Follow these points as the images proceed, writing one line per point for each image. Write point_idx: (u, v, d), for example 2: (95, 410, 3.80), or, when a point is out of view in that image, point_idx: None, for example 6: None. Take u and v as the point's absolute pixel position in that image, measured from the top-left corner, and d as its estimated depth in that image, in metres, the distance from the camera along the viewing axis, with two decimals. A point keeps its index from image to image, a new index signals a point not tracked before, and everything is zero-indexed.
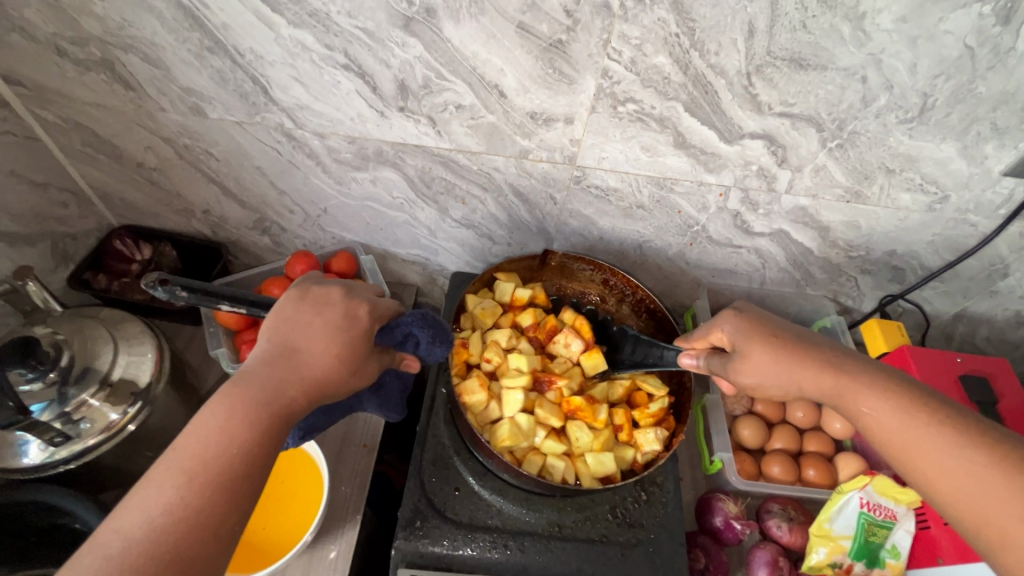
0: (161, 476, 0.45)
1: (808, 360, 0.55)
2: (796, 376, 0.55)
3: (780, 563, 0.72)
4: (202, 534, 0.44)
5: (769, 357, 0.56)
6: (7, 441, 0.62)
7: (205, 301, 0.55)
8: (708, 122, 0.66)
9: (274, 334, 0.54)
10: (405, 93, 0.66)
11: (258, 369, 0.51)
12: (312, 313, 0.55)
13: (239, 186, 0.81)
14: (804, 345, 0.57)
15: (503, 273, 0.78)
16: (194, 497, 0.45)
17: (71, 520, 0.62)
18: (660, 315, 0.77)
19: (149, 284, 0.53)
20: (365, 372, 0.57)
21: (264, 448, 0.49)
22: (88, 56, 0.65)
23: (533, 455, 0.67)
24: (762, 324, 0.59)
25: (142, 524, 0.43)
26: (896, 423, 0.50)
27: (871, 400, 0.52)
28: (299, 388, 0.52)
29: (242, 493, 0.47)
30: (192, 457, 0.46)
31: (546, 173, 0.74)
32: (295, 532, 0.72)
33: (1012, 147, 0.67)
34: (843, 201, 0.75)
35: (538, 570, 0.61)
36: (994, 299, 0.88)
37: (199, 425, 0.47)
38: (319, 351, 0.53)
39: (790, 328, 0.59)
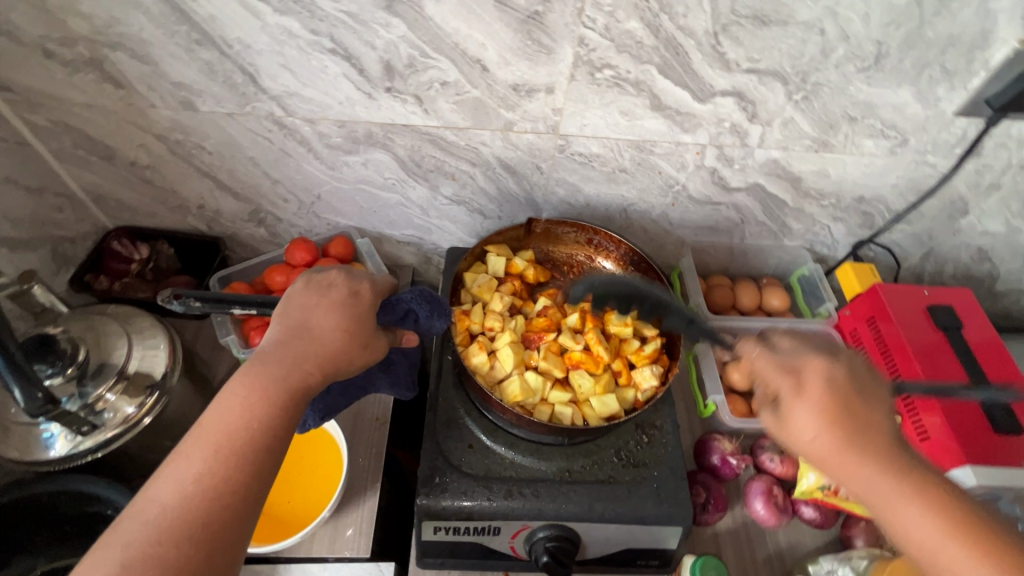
0: (190, 449, 0.47)
1: (870, 452, 0.50)
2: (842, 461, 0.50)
3: (774, 492, 0.77)
4: (231, 502, 0.46)
5: (820, 432, 0.51)
6: (33, 436, 0.65)
7: (218, 309, 0.58)
8: (681, 83, 0.70)
9: (285, 319, 0.56)
10: (391, 74, 0.68)
11: (273, 349, 0.53)
12: (318, 297, 0.58)
13: (233, 178, 0.83)
14: (869, 425, 0.51)
15: (493, 247, 0.83)
16: (222, 466, 0.46)
17: (103, 506, 0.65)
18: (644, 265, 0.82)
19: (164, 299, 0.55)
20: (377, 347, 0.59)
21: (284, 420, 0.51)
22: (77, 57, 0.66)
23: (542, 406, 0.72)
24: (827, 387, 0.53)
25: (174, 493, 0.45)
26: (932, 539, 0.47)
27: (912, 509, 0.48)
28: (315, 362, 0.53)
29: (266, 460, 0.48)
30: (217, 431, 0.48)
31: (531, 144, 0.78)
32: (318, 502, 0.76)
33: (962, 88, 0.72)
34: (812, 150, 0.80)
35: (554, 512, 0.65)
36: (957, 237, 0.94)
37: (222, 403, 0.49)
38: (329, 328, 0.55)
39: (861, 400, 0.53)
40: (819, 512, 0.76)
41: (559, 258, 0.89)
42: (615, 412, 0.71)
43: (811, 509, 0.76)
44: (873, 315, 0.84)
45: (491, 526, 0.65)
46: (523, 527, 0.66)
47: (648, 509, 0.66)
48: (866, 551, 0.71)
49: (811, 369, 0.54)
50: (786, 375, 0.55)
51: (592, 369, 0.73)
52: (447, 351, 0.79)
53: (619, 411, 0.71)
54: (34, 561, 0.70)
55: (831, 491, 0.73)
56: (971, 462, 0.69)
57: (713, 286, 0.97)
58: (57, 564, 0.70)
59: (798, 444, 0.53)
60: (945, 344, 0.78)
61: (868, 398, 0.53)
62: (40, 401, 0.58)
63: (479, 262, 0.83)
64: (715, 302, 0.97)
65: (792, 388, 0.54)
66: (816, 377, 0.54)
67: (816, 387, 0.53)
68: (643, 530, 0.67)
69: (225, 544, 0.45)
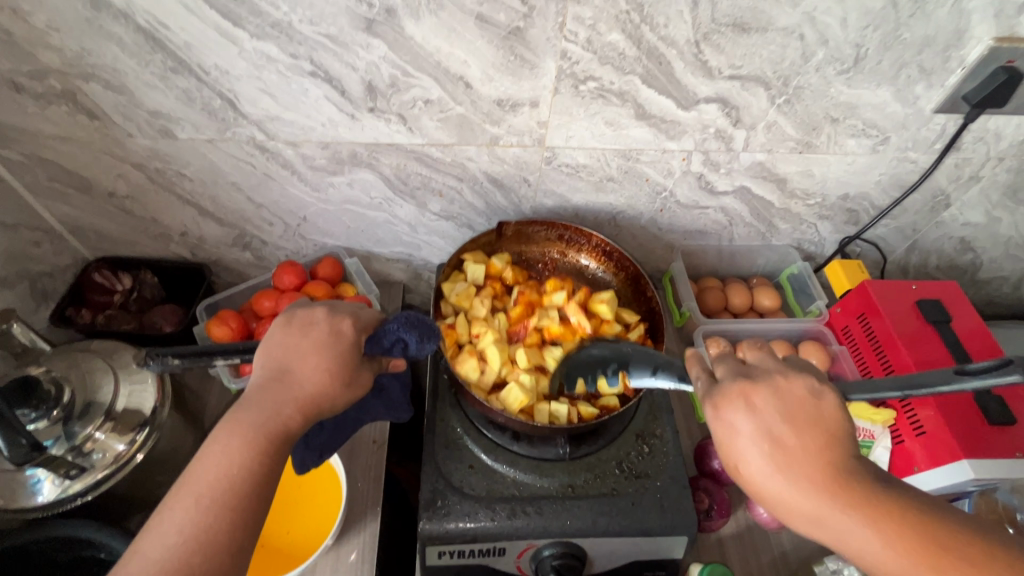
0: (173, 500, 0.47)
1: (810, 476, 0.47)
2: (781, 494, 0.47)
3: None
4: (216, 552, 0.45)
5: (756, 464, 0.48)
6: (18, 482, 0.62)
7: (196, 361, 0.57)
8: (665, 91, 0.70)
9: (267, 359, 0.55)
10: (374, 93, 0.67)
11: (254, 394, 0.52)
12: (300, 335, 0.56)
13: (216, 205, 0.81)
14: (802, 449, 0.48)
15: (468, 255, 0.82)
16: (203, 516, 0.46)
17: (97, 550, 0.63)
18: (617, 253, 0.84)
19: (145, 360, 0.56)
20: (360, 382, 0.57)
21: (266, 467, 0.50)
22: (48, 89, 0.65)
23: (541, 405, 0.70)
24: (753, 413, 0.49)
25: (160, 545, 0.45)
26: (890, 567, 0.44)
27: (863, 534, 0.45)
28: (295, 406, 0.52)
29: (249, 506, 0.48)
30: (199, 481, 0.47)
31: (517, 158, 0.77)
32: (319, 531, 0.75)
33: (939, 85, 0.73)
34: (796, 152, 0.80)
35: (558, 530, 0.64)
36: (940, 229, 0.96)
37: (204, 450, 0.49)
38: (310, 368, 0.54)
39: (789, 422, 0.49)
40: None
41: (532, 258, 0.88)
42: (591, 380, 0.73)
43: None
44: (864, 311, 0.85)
45: (496, 547, 0.65)
46: (528, 545, 0.65)
47: (652, 520, 0.66)
48: None
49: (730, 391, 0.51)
50: (717, 410, 0.50)
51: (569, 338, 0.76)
52: (443, 369, 0.78)
53: (613, 400, 0.71)
54: None
55: None
56: (968, 454, 0.69)
57: (706, 289, 0.97)
58: None
59: (740, 475, 0.50)
60: (935, 337, 0.79)
61: (792, 412, 0.49)
62: (24, 448, 0.59)
63: (457, 271, 0.82)
64: (707, 305, 0.97)
65: (723, 413, 0.50)
66: (732, 394, 0.50)
67: (743, 417, 0.49)
68: (649, 542, 0.67)
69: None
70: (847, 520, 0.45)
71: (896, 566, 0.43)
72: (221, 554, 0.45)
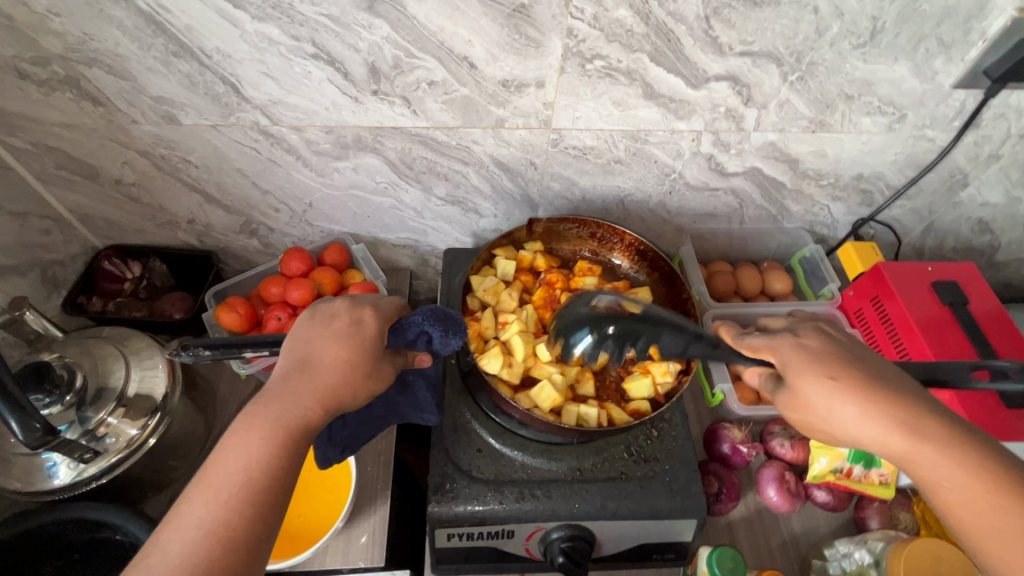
0: (192, 494, 0.47)
1: (885, 405, 0.51)
2: (851, 423, 0.51)
3: (786, 477, 0.76)
4: (236, 545, 0.45)
5: (830, 396, 0.52)
6: (36, 465, 0.64)
7: (225, 354, 0.55)
8: (674, 69, 0.69)
9: (289, 350, 0.55)
10: (377, 75, 0.66)
11: (274, 386, 0.52)
12: (322, 326, 0.56)
13: (222, 191, 0.81)
14: (878, 383, 0.52)
15: (500, 250, 0.81)
16: (222, 510, 0.46)
17: (112, 532, 0.64)
18: (651, 252, 0.83)
19: (173, 351, 0.54)
20: (382, 375, 0.57)
21: (284, 461, 0.49)
22: (52, 75, 0.64)
23: (569, 406, 0.69)
24: (828, 351, 0.54)
25: (180, 540, 0.44)
26: (951, 485, 0.48)
27: (930, 456, 0.49)
28: (315, 397, 0.52)
29: (268, 498, 0.48)
30: (218, 475, 0.47)
31: (523, 140, 0.76)
32: (329, 514, 0.75)
33: (959, 59, 0.70)
34: (809, 131, 0.78)
35: (567, 514, 0.64)
36: (957, 210, 0.93)
37: (226, 442, 0.49)
38: (333, 360, 0.54)
39: (861, 362, 0.53)
40: (832, 495, 0.76)
41: (563, 255, 0.88)
42: (607, 366, 0.75)
43: (824, 493, 0.76)
44: (878, 294, 0.84)
45: (505, 530, 0.65)
46: (537, 528, 0.65)
47: (661, 504, 0.66)
48: (881, 533, 0.71)
49: (809, 335, 0.56)
50: (796, 348, 0.54)
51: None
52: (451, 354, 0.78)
53: (642, 403, 0.71)
54: None
55: (843, 473, 0.73)
56: None
57: (714, 273, 0.96)
58: None
59: (811, 411, 0.53)
60: (952, 321, 0.78)
61: (864, 357, 0.54)
62: (39, 433, 0.55)
63: (488, 267, 0.81)
64: (716, 289, 0.96)
65: (796, 354, 0.54)
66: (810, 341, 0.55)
67: (815, 357, 0.54)
68: (657, 525, 0.67)
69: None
70: (919, 450, 0.49)
71: (956, 484, 0.48)
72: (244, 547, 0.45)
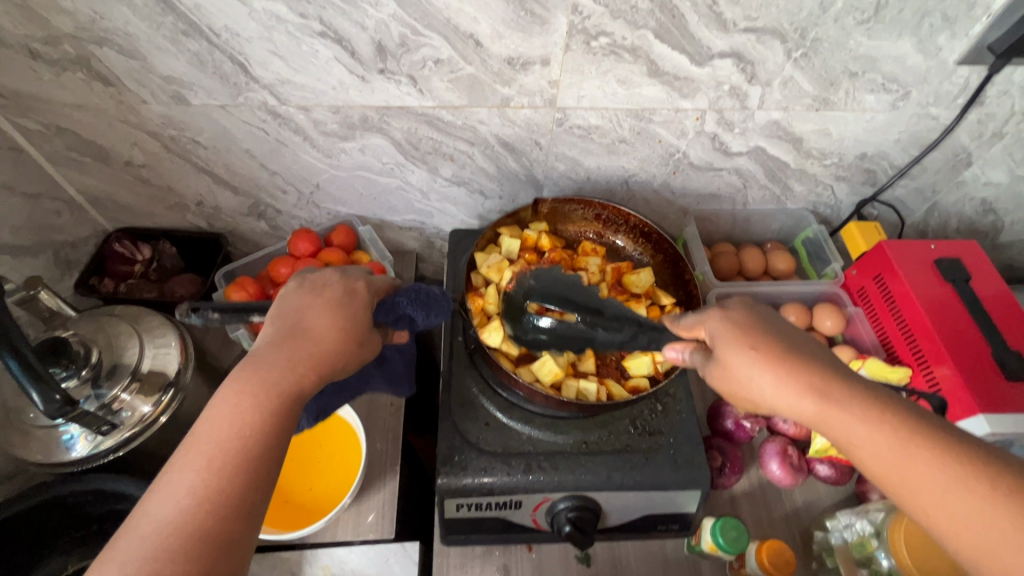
0: (183, 461, 0.45)
1: (801, 371, 0.50)
2: (771, 390, 0.50)
3: (788, 452, 0.78)
4: (230, 512, 0.44)
5: (750, 365, 0.51)
6: (53, 438, 0.65)
7: (236, 318, 0.59)
8: (679, 46, 0.69)
9: (279, 319, 0.55)
10: (384, 54, 0.67)
11: (266, 351, 0.52)
12: (313, 295, 0.57)
13: (231, 172, 0.82)
14: (794, 350, 0.51)
15: (505, 229, 0.82)
16: (215, 477, 0.45)
17: (129, 504, 0.66)
18: (655, 235, 0.83)
19: (183, 314, 0.56)
20: (371, 345, 0.59)
21: (278, 427, 0.49)
22: (63, 56, 0.65)
23: (569, 380, 0.70)
24: (748, 321, 0.54)
25: (170, 506, 0.43)
26: (870, 445, 0.46)
27: (848, 416, 0.47)
28: (310, 363, 0.52)
29: (264, 464, 0.47)
30: (210, 442, 0.46)
31: (528, 119, 0.77)
32: (340, 488, 0.77)
33: (963, 35, 0.71)
34: (813, 109, 0.79)
35: (573, 484, 0.65)
36: (960, 190, 0.94)
37: (215, 409, 0.48)
38: (325, 327, 0.55)
39: (781, 332, 0.53)
40: (834, 468, 0.77)
41: (569, 236, 0.88)
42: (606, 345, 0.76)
43: (826, 467, 0.77)
44: (880, 272, 0.84)
45: (513, 501, 0.66)
46: (544, 499, 0.67)
47: (666, 475, 0.67)
48: (883, 503, 0.72)
49: (733, 307, 0.56)
50: (720, 318, 0.55)
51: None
52: (457, 333, 0.79)
53: (642, 381, 0.71)
54: (64, 561, 0.71)
55: None
56: (985, 410, 0.69)
57: (718, 254, 0.97)
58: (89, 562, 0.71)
59: (733, 377, 0.52)
60: (954, 297, 0.78)
61: (783, 329, 0.54)
62: (59, 404, 0.57)
63: (493, 245, 0.82)
64: (720, 269, 0.96)
65: (719, 323, 0.54)
66: (737, 311, 0.55)
67: (738, 323, 0.54)
68: (662, 496, 0.68)
69: (230, 553, 0.43)
70: (838, 411, 0.47)
71: (876, 443, 0.46)
72: (237, 513, 0.44)
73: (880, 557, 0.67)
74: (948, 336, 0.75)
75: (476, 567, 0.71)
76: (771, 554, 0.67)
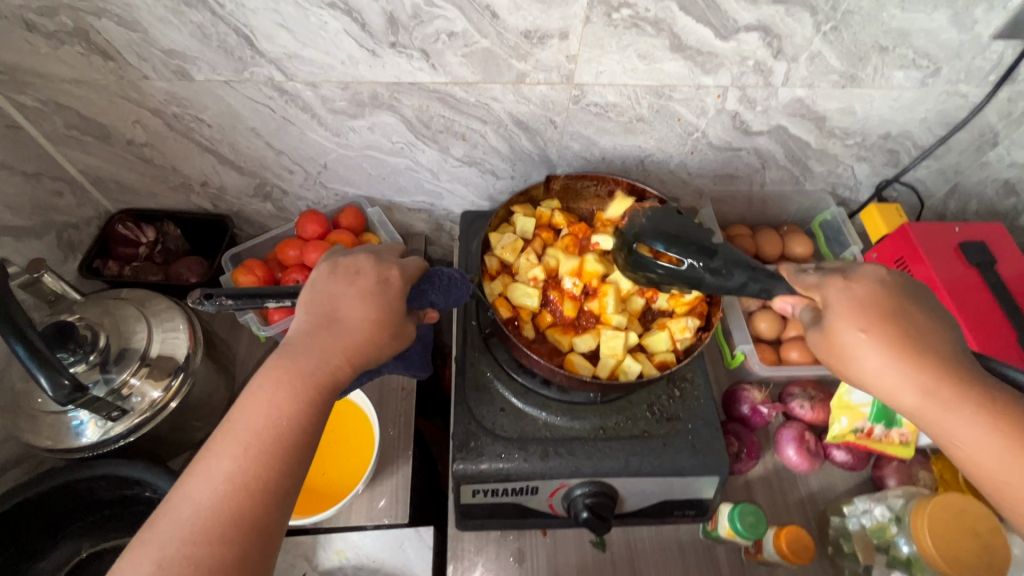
0: (221, 447, 0.46)
1: (922, 360, 0.49)
2: (890, 372, 0.50)
3: (806, 438, 0.77)
4: (266, 499, 0.45)
5: (869, 347, 0.50)
6: (62, 423, 0.64)
7: (251, 304, 0.57)
8: (703, 19, 0.66)
9: (313, 306, 0.54)
10: (395, 26, 0.64)
11: (301, 341, 0.52)
12: (345, 284, 0.56)
13: (235, 151, 0.80)
14: (924, 337, 0.50)
15: (518, 207, 0.79)
16: (251, 465, 0.46)
17: (142, 489, 0.65)
18: None
19: (195, 301, 0.55)
20: (407, 333, 0.57)
21: (312, 418, 0.49)
22: (60, 27, 0.62)
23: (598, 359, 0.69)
24: (876, 304, 0.51)
25: (207, 491, 0.44)
26: (983, 445, 0.47)
27: (965, 415, 0.48)
28: (344, 357, 0.51)
29: (296, 455, 0.47)
30: (247, 429, 0.47)
31: (544, 97, 0.74)
32: (353, 473, 0.76)
33: (1001, 7, 0.68)
34: (839, 86, 0.76)
35: (590, 470, 0.65)
36: (984, 171, 0.91)
37: (253, 398, 0.48)
38: (358, 317, 0.53)
39: (915, 314, 0.51)
40: (851, 455, 0.77)
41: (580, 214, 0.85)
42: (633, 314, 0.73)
43: (842, 452, 0.77)
44: (903, 256, 0.82)
45: (530, 486, 0.66)
46: (561, 485, 0.66)
47: (684, 461, 0.66)
48: (902, 489, 0.72)
49: (863, 277, 0.53)
50: (843, 291, 0.52)
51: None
52: (471, 317, 0.77)
53: (670, 356, 0.70)
54: (77, 544, 0.71)
55: (865, 434, 0.73)
56: None
57: (734, 236, 0.95)
58: (102, 547, 0.71)
59: (844, 354, 0.51)
60: (979, 281, 0.77)
61: (920, 308, 0.51)
62: (68, 390, 0.55)
63: (505, 224, 0.79)
64: (736, 252, 0.94)
65: (841, 297, 0.52)
66: (866, 285, 0.52)
67: (863, 296, 0.51)
68: (679, 482, 0.67)
69: (262, 540, 0.44)
70: (951, 404, 0.48)
71: (981, 441, 0.47)
72: (270, 503, 0.45)
73: (900, 543, 0.67)
74: (975, 322, 0.73)
75: (491, 551, 0.71)
76: (790, 539, 0.67)
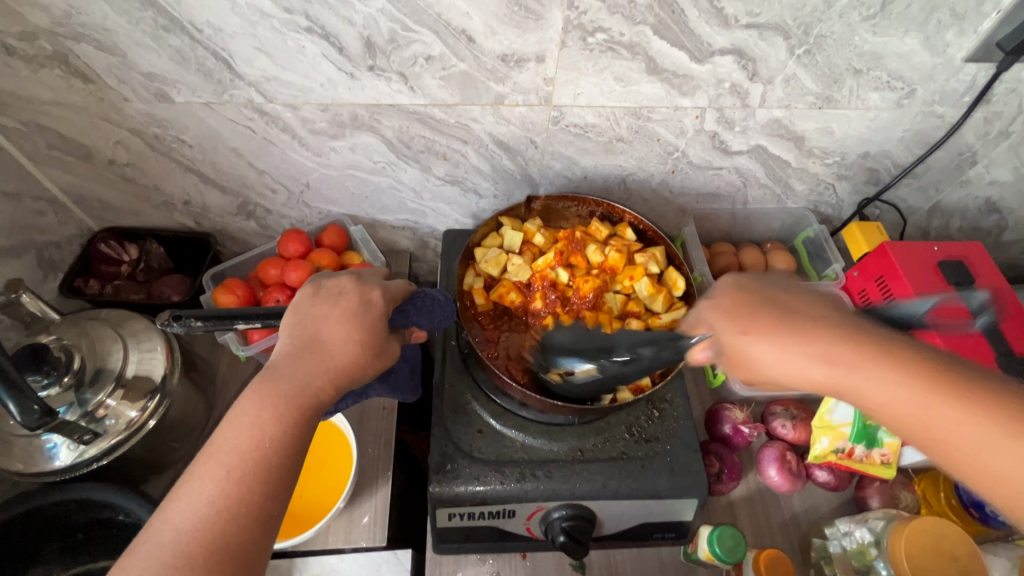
0: (204, 469, 0.45)
1: (799, 339, 0.50)
2: (781, 357, 0.50)
3: (788, 458, 0.76)
4: (250, 524, 0.44)
5: (754, 340, 0.51)
6: (35, 446, 0.64)
7: (219, 326, 0.56)
8: (678, 43, 0.67)
9: (297, 328, 0.54)
10: (373, 50, 0.65)
11: (286, 363, 0.51)
12: (330, 305, 0.55)
13: (217, 171, 0.80)
14: (793, 317, 0.51)
15: (506, 220, 0.79)
16: (234, 488, 0.44)
17: (114, 513, 0.64)
18: (650, 232, 0.79)
19: (164, 322, 0.55)
20: (389, 353, 0.57)
21: (298, 440, 0.49)
22: (40, 51, 0.63)
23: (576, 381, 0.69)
24: (746, 300, 0.53)
25: (190, 515, 0.43)
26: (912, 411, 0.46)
27: (879, 382, 0.47)
28: (326, 377, 0.51)
29: (281, 478, 0.47)
30: (231, 451, 0.46)
31: (523, 118, 0.75)
32: (331, 494, 0.76)
33: (971, 31, 0.69)
34: (815, 107, 0.77)
35: (567, 493, 0.64)
36: (965, 189, 0.92)
37: (236, 420, 0.47)
38: (342, 339, 0.53)
39: (773, 304, 0.53)
40: (832, 474, 0.76)
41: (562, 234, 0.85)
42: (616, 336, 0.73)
43: (825, 472, 0.76)
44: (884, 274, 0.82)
45: (506, 510, 0.65)
46: (538, 508, 0.65)
47: (662, 483, 0.66)
48: (882, 512, 0.71)
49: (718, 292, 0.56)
50: (709, 307, 0.55)
51: (629, 275, 0.75)
52: (451, 336, 0.77)
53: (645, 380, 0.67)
54: (50, 568, 0.70)
55: (845, 454, 0.73)
56: None
57: (717, 254, 0.95)
58: (74, 571, 0.71)
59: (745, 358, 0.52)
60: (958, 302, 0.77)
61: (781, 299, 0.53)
62: (37, 414, 0.55)
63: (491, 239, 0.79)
64: (718, 269, 0.94)
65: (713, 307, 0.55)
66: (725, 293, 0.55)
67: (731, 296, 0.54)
68: (658, 505, 0.66)
69: (245, 566, 0.43)
70: (855, 372, 0.47)
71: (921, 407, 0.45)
72: (255, 527, 0.44)
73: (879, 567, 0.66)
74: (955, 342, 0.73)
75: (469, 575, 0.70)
76: (769, 563, 0.66)
